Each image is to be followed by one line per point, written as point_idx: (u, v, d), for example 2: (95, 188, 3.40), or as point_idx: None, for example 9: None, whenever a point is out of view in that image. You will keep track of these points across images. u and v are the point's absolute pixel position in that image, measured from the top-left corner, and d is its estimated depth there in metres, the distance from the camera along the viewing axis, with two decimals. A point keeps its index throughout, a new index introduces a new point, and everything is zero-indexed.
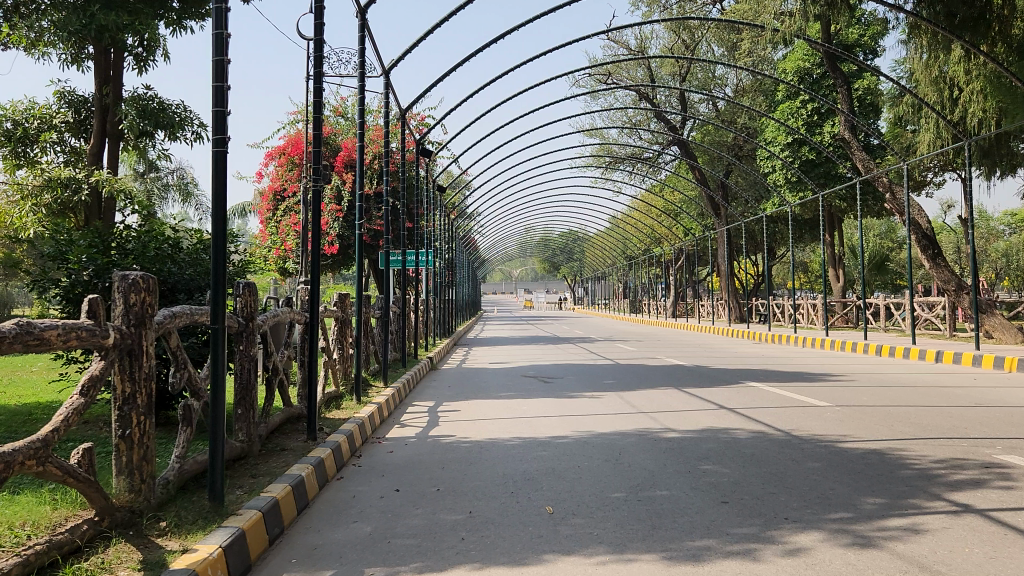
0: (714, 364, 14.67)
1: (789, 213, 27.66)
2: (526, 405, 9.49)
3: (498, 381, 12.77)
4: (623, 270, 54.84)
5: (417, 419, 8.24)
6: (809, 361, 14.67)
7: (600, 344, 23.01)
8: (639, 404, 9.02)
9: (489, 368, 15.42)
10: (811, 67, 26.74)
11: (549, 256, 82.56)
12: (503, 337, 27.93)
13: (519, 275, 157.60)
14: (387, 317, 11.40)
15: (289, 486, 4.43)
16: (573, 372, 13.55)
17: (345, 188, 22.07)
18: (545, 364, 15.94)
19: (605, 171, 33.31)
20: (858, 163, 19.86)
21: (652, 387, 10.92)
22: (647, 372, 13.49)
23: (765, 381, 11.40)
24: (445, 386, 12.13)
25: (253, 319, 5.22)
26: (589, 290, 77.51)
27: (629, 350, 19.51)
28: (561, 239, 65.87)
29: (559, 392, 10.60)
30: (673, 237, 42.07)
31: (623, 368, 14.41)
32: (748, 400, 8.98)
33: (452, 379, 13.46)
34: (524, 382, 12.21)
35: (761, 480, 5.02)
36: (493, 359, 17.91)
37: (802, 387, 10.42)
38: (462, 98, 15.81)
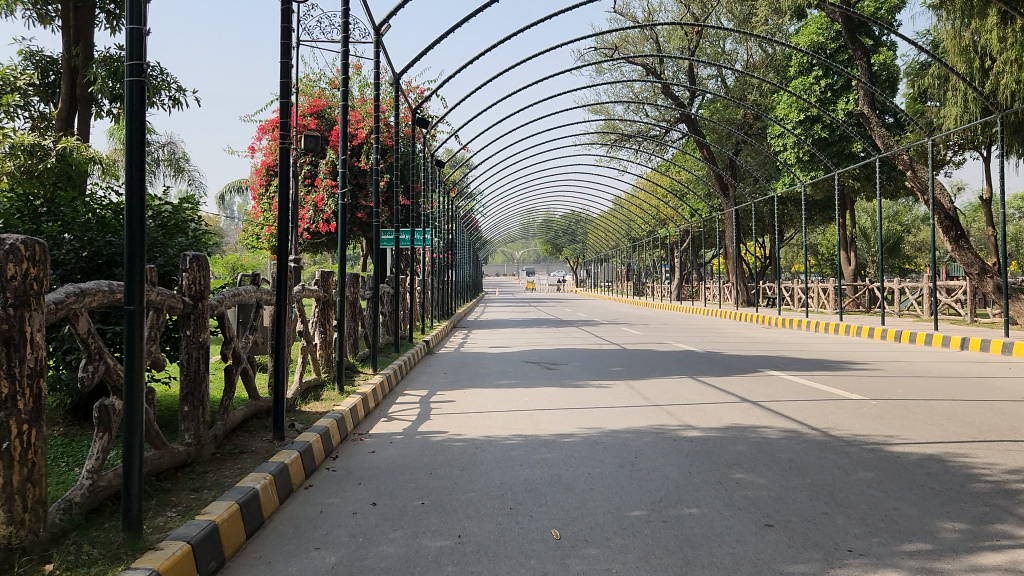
0: (727, 350, 13.86)
1: (801, 192, 26.75)
2: (528, 395, 8.69)
3: (498, 367, 11.99)
4: (627, 252, 53.96)
5: (406, 412, 7.42)
6: (828, 348, 13.85)
7: (604, 327, 22.24)
8: (652, 395, 8.21)
9: (489, 353, 14.62)
10: (825, 41, 25.75)
11: (552, 238, 81.73)
12: (504, 320, 27.15)
13: (521, 258, 156.72)
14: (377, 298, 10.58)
15: (236, 505, 3.61)
16: (577, 358, 12.75)
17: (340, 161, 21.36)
18: (547, 348, 15.16)
19: (611, 149, 32.40)
20: (878, 139, 18.94)
21: (663, 375, 10.11)
22: (656, 358, 12.68)
23: (784, 369, 10.59)
24: (441, 372, 11.34)
25: (204, 299, 4.40)
26: (591, 272, 76.67)
27: (635, 334, 18.72)
28: (564, 220, 64.90)
29: (564, 380, 9.79)
30: (679, 218, 41.19)
31: (630, 354, 13.61)
32: (770, 392, 8.17)
33: (448, 365, 12.65)
34: (526, 368, 11.42)
35: (807, 496, 4.21)
36: (494, 342, 17.13)
37: (827, 377, 9.60)
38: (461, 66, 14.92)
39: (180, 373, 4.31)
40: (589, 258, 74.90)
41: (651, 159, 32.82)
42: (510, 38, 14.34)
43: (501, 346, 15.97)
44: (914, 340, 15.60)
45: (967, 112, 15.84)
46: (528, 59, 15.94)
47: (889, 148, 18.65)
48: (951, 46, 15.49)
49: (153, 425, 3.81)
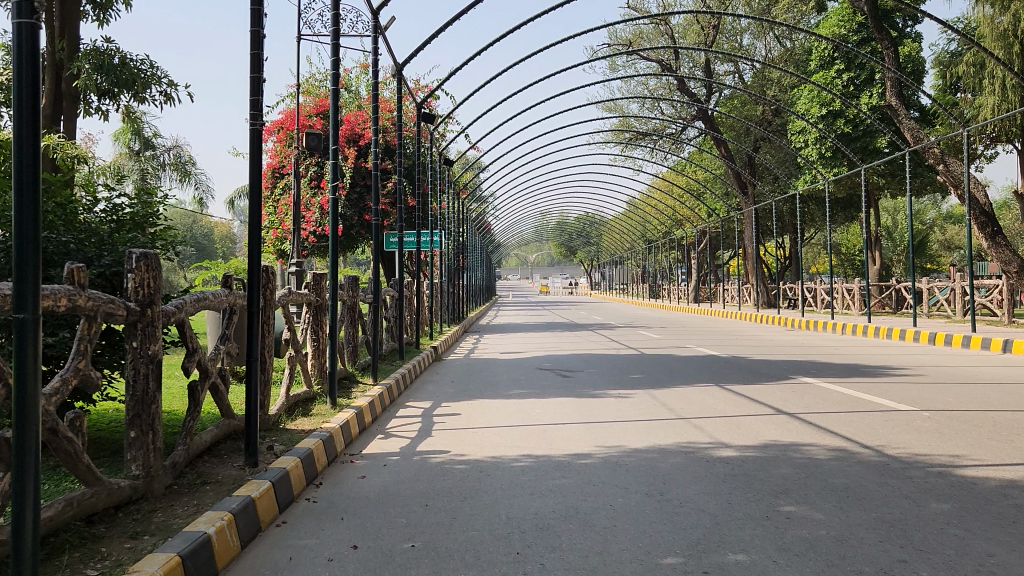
0: (752, 354, 13.10)
1: (824, 190, 25.93)
2: (541, 407, 7.98)
3: (509, 374, 11.29)
4: (642, 254, 53.12)
5: (405, 428, 6.71)
6: (860, 352, 13.06)
7: (621, 331, 21.51)
8: (677, 406, 7.49)
9: (501, 359, 13.93)
10: (847, 33, 24.95)
11: (566, 241, 81.00)
12: (517, 324, 26.44)
13: (535, 261, 156.07)
14: (379, 302, 9.90)
15: (177, 558, 2.92)
16: (593, 364, 12.03)
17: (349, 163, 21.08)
18: (562, 354, 14.46)
19: (626, 148, 31.68)
20: (907, 132, 18.15)
21: (687, 383, 9.39)
22: (677, 363, 11.94)
23: (816, 375, 9.84)
24: (448, 380, 10.65)
25: (156, 305, 3.73)
26: (605, 275, 75.84)
27: (654, 338, 18.01)
28: (578, 223, 64.24)
29: (580, 389, 9.09)
30: (696, 219, 40.42)
31: (649, 359, 12.88)
32: (808, 402, 7.43)
33: (457, 372, 11.97)
34: (539, 376, 10.72)
35: (877, 537, 3.50)
36: (506, 347, 16.44)
37: (867, 385, 8.84)
38: (470, 57, 14.33)
39: (126, 393, 3.63)
40: (603, 261, 74.15)
41: (668, 158, 32.10)
42: (520, 27, 13.71)
43: (513, 351, 15.28)
44: (950, 342, 14.79)
45: (1004, 101, 15.12)
46: (540, 51, 15.35)
47: (919, 142, 17.86)
48: (987, 32, 14.81)
49: (84, 458, 3.13)
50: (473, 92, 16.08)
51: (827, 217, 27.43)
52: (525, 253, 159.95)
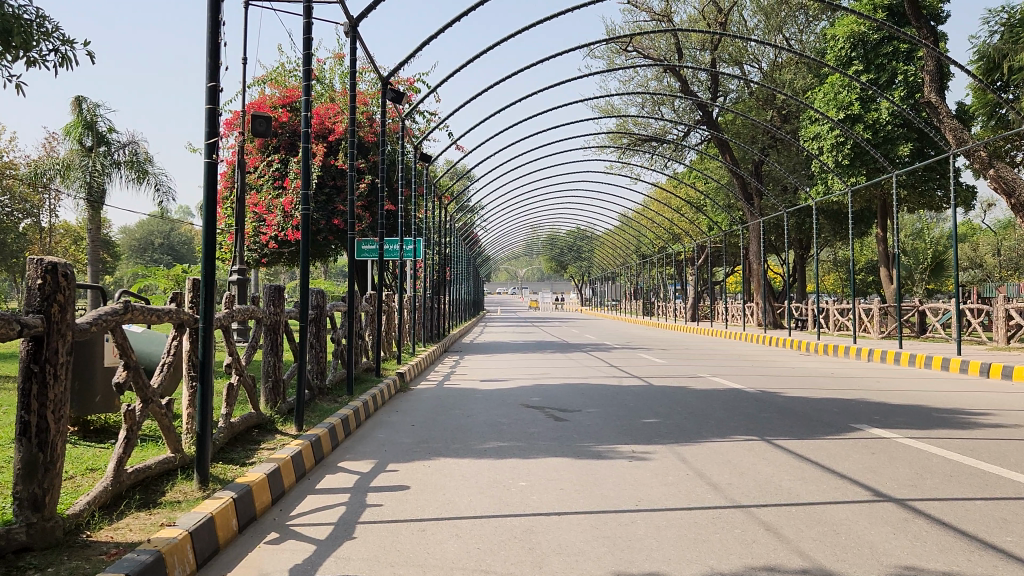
0: (784, 389, 10.84)
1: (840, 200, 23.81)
2: (526, 476, 5.63)
3: (488, 412, 8.99)
4: (635, 269, 50.89)
5: (317, 521, 4.36)
6: (913, 389, 10.83)
7: (619, 353, 19.22)
8: (723, 481, 5.16)
9: (481, 388, 11.58)
10: (866, 32, 23.06)
11: (557, 256, 78.87)
12: (503, 343, 24.20)
13: (525, 276, 153.93)
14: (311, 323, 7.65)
15: None
16: (591, 400, 9.70)
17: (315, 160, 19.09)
18: (554, 383, 12.14)
19: (623, 154, 29.56)
20: (949, 132, 15.90)
21: (719, 434, 7.09)
22: (696, 400, 9.67)
23: (884, 423, 7.57)
24: (408, 421, 8.34)
25: None
26: (597, 290, 73.69)
27: (657, 363, 15.72)
28: (569, 237, 62.10)
29: (579, 443, 6.74)
30: (695, 233, 38.33)
31: (661, 393, 10.60)
32: (909, 476, 5.18)
33: (424, 407, 9.64)
34: (526, 417, 8.43)
35: None
36: (488, 373, 14.07)
37: (966, 443, 6.60)
38: (441, 28, 12.15)
39: None
40: (594, 276, 72.04)
41: (668, 165, 30.02)
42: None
43: (496, 377, 12.94)
44: (1007, 376, 12.62)
45: None
46: (526, 28, 13.21)
47: (962, 143, 15.67)
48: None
49: None
50: (447, 76, 13.97)
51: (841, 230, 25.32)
52: (514, 266, 157.97)
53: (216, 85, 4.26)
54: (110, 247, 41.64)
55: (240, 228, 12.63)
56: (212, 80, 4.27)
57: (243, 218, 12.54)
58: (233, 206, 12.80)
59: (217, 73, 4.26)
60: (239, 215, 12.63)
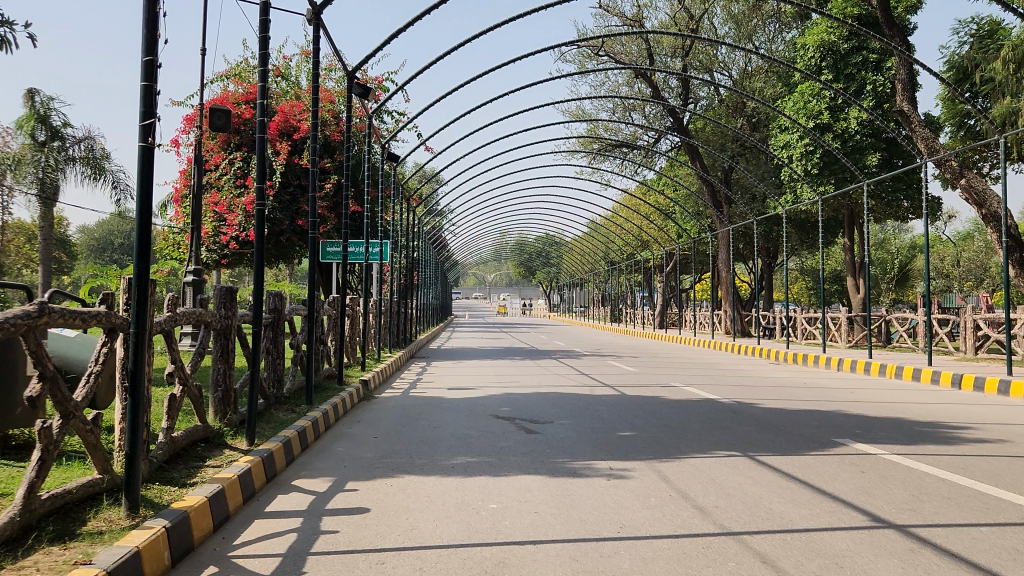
0: (759, 400, 10.54)
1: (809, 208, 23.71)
2: (497, 496, 5.22)
3: (455, 423, 8.54)
4: (603, 276, 50.69)
5: (263, 552, 3.90)
6: (889, 401, 10.61)
7: (589, 360, 18.85)
8: (709, 504, 4.80)
9: (447, 397, 11.10)
10: (836, 41, 23.01)
11: (525, 262, 78.47)
12: (470, 349, 23.71)
13: (493, 281, 153.41)
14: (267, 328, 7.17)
15: None
16: (563, 411, 9.30)
17: (278, 159, 18.51)
18: (523, 392, 11.72)
19: (593, 160, 29.28)
20: (921, 141, 15.81)
21: (699, 449, 6.74)
22: (671, 412, 9.32)
23: (868, 438, 7.28)
24: (370, 432, 7.86)
25: None
26: (564, 296, 73.47)
27: (627, 371, 15.36)
28: (537, 243, 61.76)
29: (553, 459, 6.33)
30: (663, 240, 38.18)
31: (634, 404, 10.24)
32: (906, 499, 4.87)
33: (387, 416, 9.16)
34: (496, 429, 8.01)
35: None
36: (454, 380, 13.61)
37: (955, 459, 6.33)
38: (409, 22, 11.71)
39: None
40: (562, 283, 71.81)
41: (638, 171, 29.79)
42: None
43: (463, 385, 12.47)
44: (979, 388, 12.47)
45: None
46: (496, 26, 12.87)
47: (934, 153, 15.57)
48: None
49: None
50: (416, 74, 13.61)
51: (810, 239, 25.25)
52: (482, 271, 157.27)
53: (153, 60, 3.91)
54: (65, 247, 40.38)
55: (195, 227, 11.97)
56: (148, 53, 3.92)
57: (200, 216, 11.91)
58: (188, 203, 12.20)
59: (154, 45, 3.91)
60: (195, 213, 12.01)
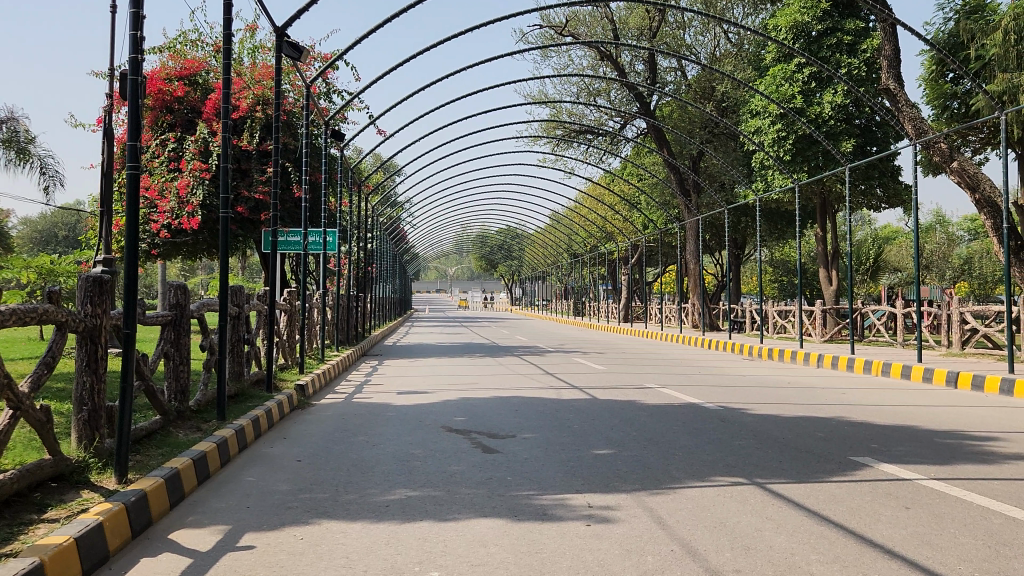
0: (748, 404, 9.37)
1: (781, 196, 22.78)
2: (441, 552, 3.92)
3: (401, 438, 7.18)
4: (566, 269, 49.62)
5: None
6: (891, 404, 9.49)
7: (553, 357, 17.61)
8: (727, 568, 3.58)
9: (395, 404, 9.73)
10: (809, 21, 22.01)
11: (487, 254, 77.11)
12: (428, 345, 22.32)
13: (454, 275, 152.32)
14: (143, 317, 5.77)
15: None
16: (528, 422, 8.01)
17: (214, 139, 16.95)
18: (481, 396, 10.42)
19: (556, 147, 28.09)
20: (908, 122, 14.80)
21: (694, 474, 5.49)
22: (651, 421, 8.08)
23: (891, 455, 6.10)
24: (295, 453, 6.46)
25: None
26: (526, 290, 72.32)
27: (596, 370, 14.10)
28: (499, 235, 60.45)
29: (515, 492, 5.04)
30: (630, 231, 37.19)
31: (609, 411, 8.98)
32: (982, 553, 3.72)
33: (321, 428, 7.77)
34: (447, 446, 6.69)
35: None
36: (405, 382, 12.22)
37: (1005, 483, 5.21)
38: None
39: None
40: (524, 276, 70.66)
41: (605, 159, 28.60)
42: None
43: (416, 389, 11.10)
44: (979, 386, 11.46)
45: None
46: None
47: (921, 134, 14.60)
48: None
49: None
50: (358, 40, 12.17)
51: (781, 229, 24.35)
52: (443, 265, 156.10)
53: None
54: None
55: (107, 211, 10.25)
56: None
57: (112, 199, 10.20)
58: (98, 181, 10.54)
59: None
60: (104, 194, 10.31)
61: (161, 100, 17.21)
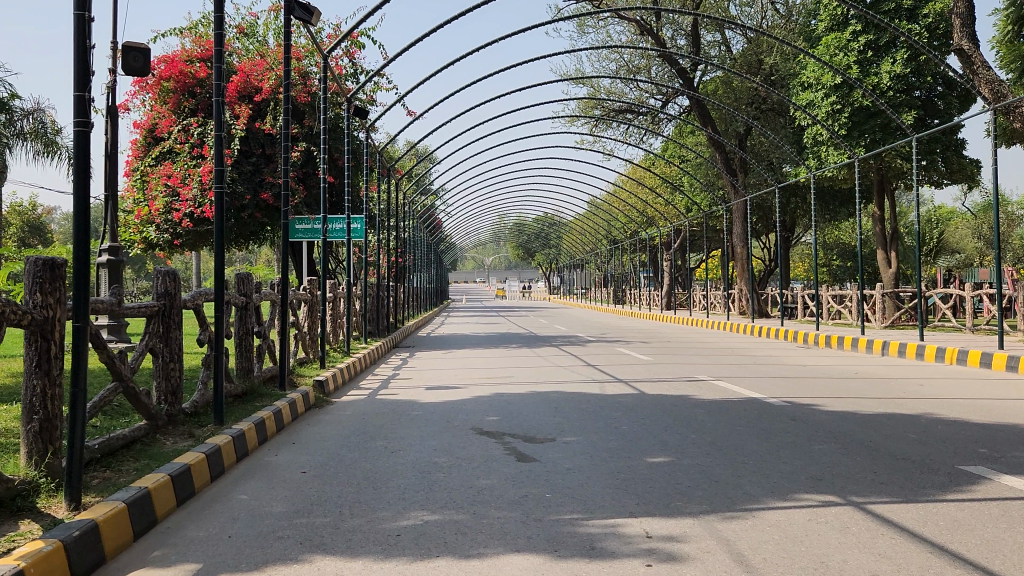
0: (817, 400, 8.31)
1: (834, 174, 21.45)
2: None
3: (424, 441, 6.29)
4: (605, 256, 48.52)
5: None
6: (983, 399, 8.35)
7: (596, 347, 16.66)
8: None
9: (423, 401, 8.87)
10: None
11: (524, 243, 76.30)
12: (464, 335, 21.49)
13: (492, 264, 151.87)
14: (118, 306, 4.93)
15: None
16: (570, 422, 7.06)
17: (238, 123, 16.20)
18: (518, 391, 9.51)
19: (594, 128, 27.02)
20: (984, 86, 13.50)
21: (774, 491, 4.50)
22: (709, 420, 7.09)
23: (1011, 466, 5.03)
24: (301, 462, 5.60)
25: None
26: (565, 278, 71.34)
27: (642, 361, 13.09)
28: (536, 223, 59.48)
29: (555, 516, 4.10)
30: (671, 216, 36.00)
31: (659, 407, 8.01)
32: None
33: (338, 430, 6.94)
34: (476, 453, 5.79)
35: None
36: (437, 375, 11.37)
37: None
38: None
39: None
40: (561, 264, 69.63)
41: (645, 140, 27.46)
42: None
43: (447, 384, 10.22)
44: None
45: None
46: None
47: (1000, 100, 13.31)
48: None
49: None
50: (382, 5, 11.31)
51: (833, 209, 23.05)
52: (480, 255, 155.69)
53: None
54: (38, 234, 38.17)
55: (112, 197, 9.53)
56: None
57: (118, 183, 9.46)
58: (103, 164, 9.87)
59: None
60: (109, 178, 9.56)
61: (182, 83, 16.56)
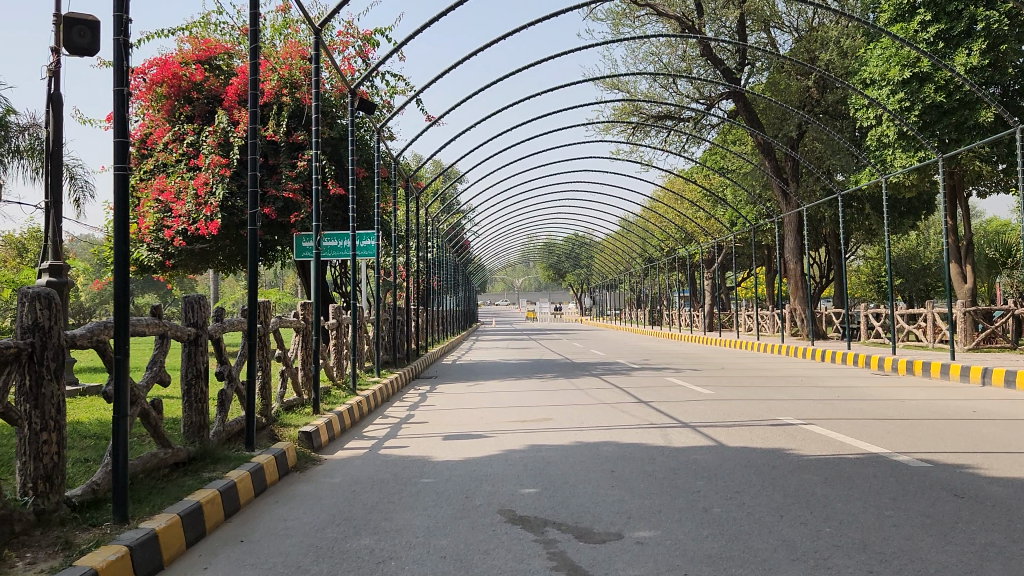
0: (968, 459, 6.08)
1: (900, 181, 19.15)
2: None
3: (425, 538, 4.25)
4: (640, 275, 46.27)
5: None
6: None
7: (644, 376, 14.52)
8: None
9: (438, 457, 6.82)
10: None
11: (555, 263, 74.15)
12: (493, 362, 19.43)
13: (521, 286, 150.08)
14: None
15: None
16: (638, 499, 4.99)
17: (235, 129, 14.49)
18: (559, 441, 7.45)
19: (632, 135, 25.03)
20: None
21: None
22: (837, 496, 4.96)
23: None
24: None
25: None
26: (597, 297, 69.11)
27: (705, 396, 10.90)
28: (567, 243, 57.45)
29: None
30: (713, 230, 33.80)
31: (753, 470, 5.87)
32: None
33: (314, 512, 4.93)
34: (502, 567, 3.74)
35: None
36: (459, 417, 9.32)
37: None
38: None
39: None
40: (593, 283, 67.34)
41: (687, 148, 25.37)
42: None
43: (470, 431, 8.17)
44: None
45: None
46: None
47: None
48: None
49: None
50: None
51: (896, 218, 20.78)
52: (510, 276, 153.85)
53: None
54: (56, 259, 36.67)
55: (54, 205, 7.70)
56: None
57: (61, 189, 7.65)
58: (47, 165, 8.07)
59: None
60: (51, 180, 7.76)
61: (177, 87, 14.96)
